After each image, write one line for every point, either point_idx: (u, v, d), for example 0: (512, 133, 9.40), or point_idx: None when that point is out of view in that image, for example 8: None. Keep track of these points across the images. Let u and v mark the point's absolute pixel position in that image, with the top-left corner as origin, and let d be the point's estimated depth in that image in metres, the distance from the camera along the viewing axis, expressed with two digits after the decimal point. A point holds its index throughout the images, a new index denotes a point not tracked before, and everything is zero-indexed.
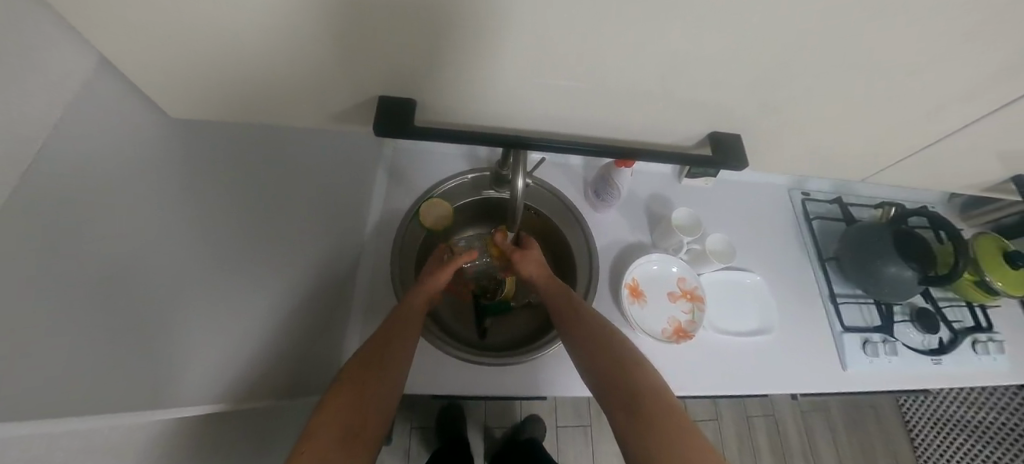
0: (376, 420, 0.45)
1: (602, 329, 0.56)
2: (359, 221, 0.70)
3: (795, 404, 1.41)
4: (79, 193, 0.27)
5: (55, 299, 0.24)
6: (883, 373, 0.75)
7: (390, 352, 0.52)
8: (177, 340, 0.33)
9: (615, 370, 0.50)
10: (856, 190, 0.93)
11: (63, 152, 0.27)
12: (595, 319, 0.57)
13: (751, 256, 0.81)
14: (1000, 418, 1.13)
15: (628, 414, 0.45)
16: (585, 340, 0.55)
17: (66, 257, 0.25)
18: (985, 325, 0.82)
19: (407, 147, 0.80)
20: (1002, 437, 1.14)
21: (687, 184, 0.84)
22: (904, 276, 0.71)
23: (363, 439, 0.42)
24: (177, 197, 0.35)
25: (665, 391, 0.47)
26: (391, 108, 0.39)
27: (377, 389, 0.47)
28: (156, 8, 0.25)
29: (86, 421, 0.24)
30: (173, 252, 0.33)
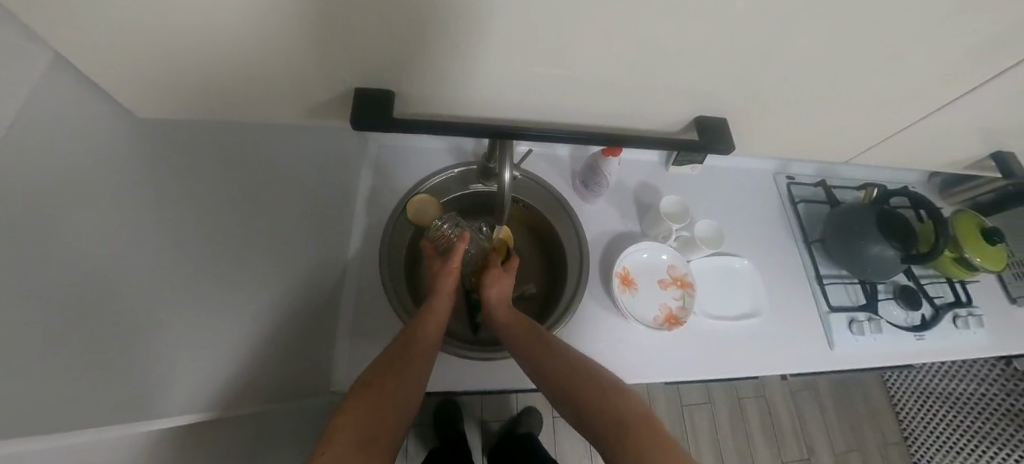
0: (396, 423, 0.45)
1: (571, 359, 0.54)
2: (344, 219, 0.68)
3: (785, 384, 1.44)
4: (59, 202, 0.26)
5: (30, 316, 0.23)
6: (869, 351, 0.77)
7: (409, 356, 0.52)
8: (155, 348, 0.31)
9: (593, 400, 0.48)
10: (840, 172, 0.94)
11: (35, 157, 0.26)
12: (564, 349, 0.56)
13: (739, 241, 0.81)
14: (979, 388, 1.18)
15: (616, 434, 0.44)
16: (557, 371, 0.53)
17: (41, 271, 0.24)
18: (965, 299, 0.85)
19: (391, 142, 0.79)
20: (978, 405, 1.19)
21: (675, 172, 0.84)
22: (887, 256, 0.73)
23: (382, 442, 0.42)
24: (151, 200, 0.34)
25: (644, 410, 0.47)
26: (369, 100, 0.38)
27: (398, 391, 0.47)
28: (122, 9, 0.24)
29: (78, 439, 0.24)
30: (151, 260, 0.32)
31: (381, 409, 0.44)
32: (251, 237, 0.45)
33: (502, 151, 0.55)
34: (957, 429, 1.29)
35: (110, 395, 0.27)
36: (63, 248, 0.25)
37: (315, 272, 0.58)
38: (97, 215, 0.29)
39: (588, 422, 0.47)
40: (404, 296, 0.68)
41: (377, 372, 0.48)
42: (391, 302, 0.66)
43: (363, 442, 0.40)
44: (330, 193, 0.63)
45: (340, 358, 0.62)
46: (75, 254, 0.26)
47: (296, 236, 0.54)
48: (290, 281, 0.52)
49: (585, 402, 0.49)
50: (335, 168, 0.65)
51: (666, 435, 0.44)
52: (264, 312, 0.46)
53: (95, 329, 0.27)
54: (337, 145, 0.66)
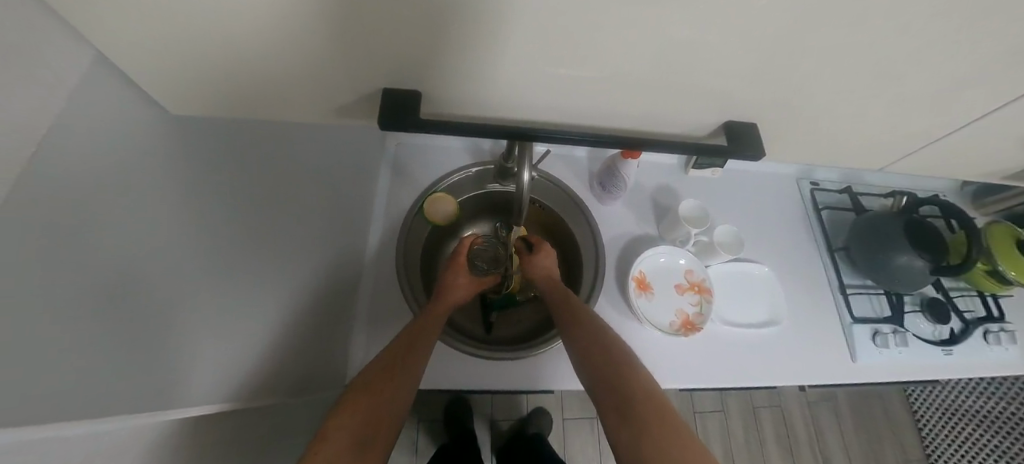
0: (389, 426, 0.45)
1: (598, 332, 0.58)
2: (362, 216, 0.69)
3: (801, 395, 1.41)
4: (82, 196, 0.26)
5: (71, 306, 0.24)
6: (893, 364, 0.74)
7: (410, 359, 0.52)
8: (175, 340, 0.32)
9: (609, 374, 0.52)
10: (867, 179, 0.91)
11: (63, 150, 0.26)
12: (594, 321, 0.59)
13: (759, 247, 0.79)
14: (1009, 407, 1.13)
15: (625, 414, 0.47)
16: (583, 341, 0.57)
17: (81, 262, 0.25)
18: (998, 314, 0.81)
19: (410, 141, 0.80)
20: (1007, 425, 1.14)
21: (694, 176, 0.83)
22: (915, 267, 0.70)
23: (374, 446, 0.42)
24: (175, 195, 0.34)
25: (656, 397, 0.49)
26: (393, 101, 0.38)
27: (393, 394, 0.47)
28: (158, 10, 0.25)
29: (115, 423, 0.25)
30: (179, 253, 0.33)
31: (376, 412, 0.44)
32: (274, 232, 0.46)
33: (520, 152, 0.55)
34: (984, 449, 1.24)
35: (128, 385, 0.27)
36: (84, 242, 0.26)
37: (332, 268, 0.59)
38: (122, 208, 0.29)
39: (603, 393, 0.50)
40: (420, 294, 0.69)
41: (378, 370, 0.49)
42: (408, 300, 0.67)
43: (358, 445, 0.41)
44: (350, 190, 0.64)
45: (354, 354, 0.63)
46: (97, 248, 0.26)
47: (315, 233, 0.54)
48: (309, 277, 0.53)
49: (603, 370, 0.53)
50: (355, 166, 0.66)
51: (675, 422, 0.45)
52: (284, 307, 0.47)
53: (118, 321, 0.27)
54: (358, 143, 0.66)
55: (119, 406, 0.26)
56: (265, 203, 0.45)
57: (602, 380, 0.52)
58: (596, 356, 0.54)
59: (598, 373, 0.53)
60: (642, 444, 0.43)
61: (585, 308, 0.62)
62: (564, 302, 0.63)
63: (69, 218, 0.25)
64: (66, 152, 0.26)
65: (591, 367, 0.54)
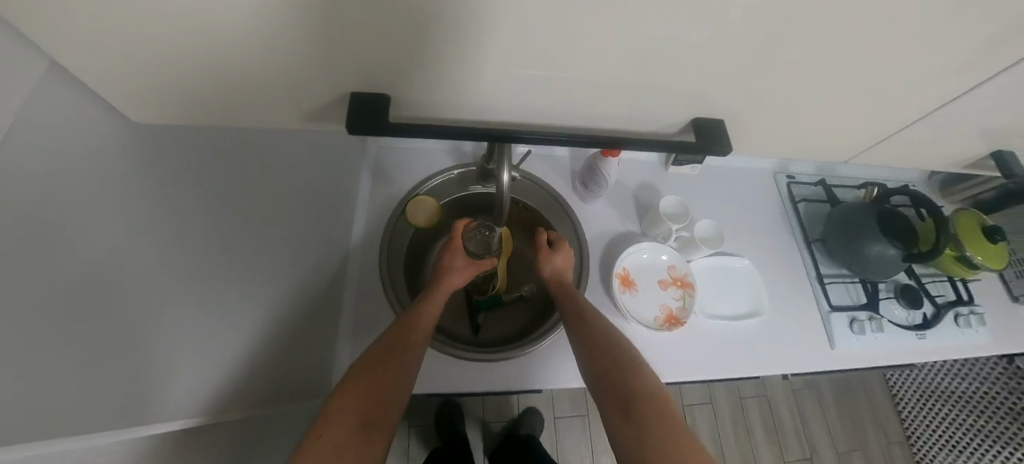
0: (385, 422, 0.46)
1: (601, 325, 0.59)
2: (344, 221, 0.68)
3: (786, 383, 1.44)
4: (43, 209, 0.25)
5: (35, 324, 0.23)
6: (870, 350, 0.77)
7: (403, 353, 0.52)
8: (144, 355, 0.31)
9: (611, 367, 0.54)
10: (840, 171, 0.93)
11: (26, 162, 0.25)
12: (597, 314, 0.61)
13: (739, 241, 0.81)
14: (986, 387, 1.16)
15: (624, 406, 0.50)
16: (587, 334, 0.58)
17: (48, 278, 0.24)
18: (967, 297, 0.85)
19: (391, 144, 0.79)
20: (982, 405, 1.19)
21: (674, 172, 0.84)
22: (887, 255, 0.73)
23: (371, 441, 0.43)
24: (145, 207, 0.34)
25: (655, 390, 0.51)
26: (361, 104, 0.38)
27: (387, 390, 0.47)
28: (119, 20, 0.24)
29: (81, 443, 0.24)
30: (150, 266, 0.33)
31: (372, 407, 0.45)
32: (250, 242, 0.45)
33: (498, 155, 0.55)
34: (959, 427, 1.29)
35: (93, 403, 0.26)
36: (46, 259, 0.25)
37: (313, 276, 0.58)
38: (84, 221, 0.28)
39: (604, 385, 0.53)
40: (404, 296, 0.69)
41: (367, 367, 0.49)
42: (391, 303, 0.66)
43: (357, 437, 0.42)
44: (329, 197, 0.63)
45: (337, 362, 0.62)
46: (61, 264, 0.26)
47: (293, 241, 0.54)
48: (287, 284, 0.52)
49: (606, 363, 0.55)
50: (335, 171, 0.65)
51: (671, 416, 0.48)
52: (262, 317, 0.46)
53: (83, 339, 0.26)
54: (336, 147, 0.65)
55: (83, 426, 0.25)
56: (239, 212, 0.44)
57: (604, 373, 0.54)
58: (599, 350, 0.56)
59: (601, 367, 0.54)
60: (638, 438, 0.46)
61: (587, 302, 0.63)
62: (568, 296, 0.64)
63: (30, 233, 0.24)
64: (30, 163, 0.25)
65: (593, 360, 0.56)
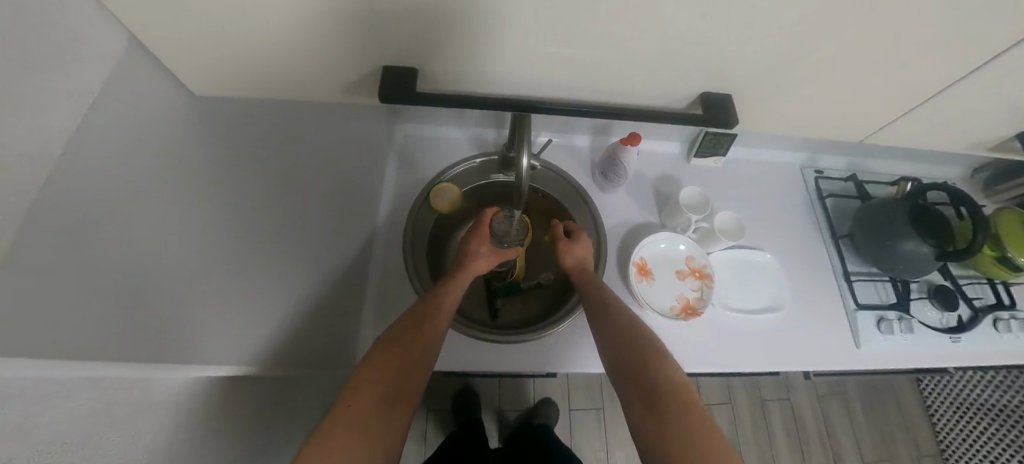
0: (414, 391, 0.49)
1: (624, 316, 0.60)
2: (371, 203, 0.72)
3: (811, 387, 1.40)
4: (111, 165, 0.29)
5: (117, 261, 0.27)
6: (898, 350, 0.74)
7: (430, 330, 0.55)
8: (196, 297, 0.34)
9: (634, 356, 0.55)
10: (873, 167, 0.90)
11: (113, 122, 0.29)
12: (620, 305, 0.62)
13: (761, 235, 0.80)
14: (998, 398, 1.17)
15: (648, 394, 0.50)
16: (610, 324, 0.59)
17: (123, 222, 0.28)
18: (1008, 301, 0.80)
19: (417, 132, 0.82)
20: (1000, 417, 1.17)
21: (695, 165, 0.84)
22: (921, 253, 0.70)
23: (401, 406, 0.47)
24: (203, 172, 0.38)
25: (680, 380, 0.52)
26: (397, 77, 0.41)
27: (415, 361, 0.51)
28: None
29: (147, 373, 0.28)
30: (207, 224, 0.37)
31: (404, 377, 0.49)
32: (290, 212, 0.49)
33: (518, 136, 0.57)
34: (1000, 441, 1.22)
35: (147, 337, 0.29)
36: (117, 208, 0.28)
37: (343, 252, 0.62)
38: (154, 179, 0.32)
39: (626, 373, 0.54)
40: (425, 277, 0.72)
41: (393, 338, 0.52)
42: (412, 282, 0.69)
43: (388, 403, 0.46)
44: (360, 180, 0.66)
45: (362, 335, 0.66)
46: (126, 214, 0.29)
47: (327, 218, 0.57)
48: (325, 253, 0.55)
49: (629, 352, 0.55)
50: (366, 156, 0.69)
51: (698, 406, 0.48)
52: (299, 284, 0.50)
53: (149, 279, 0.29)
54: (368, 133, 0.69)
55: (152, 360, 0.29)
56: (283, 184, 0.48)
57: (626, 362, 0.55)
58: (622, 340, 0.57)
59: (624, 355, 0.55)
60: (661, 425, 0.47)
61: (611, 293, 0.64)
62: (590, 286, 0.66)
63: (104, 185, 0.27)
64: (108, 124, 0.29)
65: (616, 349, 0.57)
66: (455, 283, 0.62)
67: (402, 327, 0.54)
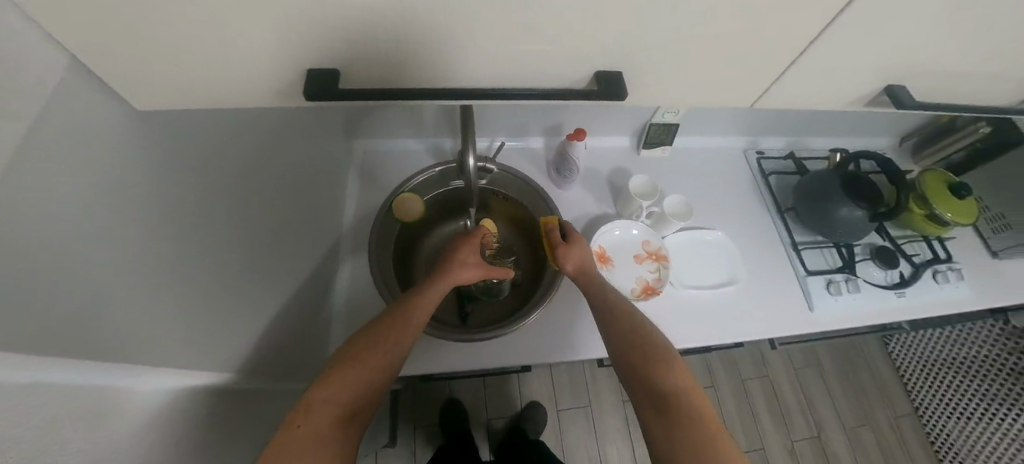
0: (370, 403, 0.48)
1: (635, 325, 0.59)
2: (332, 216, 0.74)
3: (788, 362, 1.44)
4: (102, 188, 0.32)
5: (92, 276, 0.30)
6: (850, 310, 0.79)
7: (394, 341, 0.53)
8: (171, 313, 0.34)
9: (648, 369, 0.53)
10: (809, 144, 0.96)
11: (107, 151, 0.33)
12: (631, 314, 0.60)
13: (713, 215, 0.84)
14: (993, 351, 1.16)
15: (664, 411, 0.50)
16: (622, 336, 0.58)
17: (103, 239, 0.31)
18: (944, 255, 0.86)
19: (376, 148, 0.86)
20: (1002, 368, 1.15)
21: (645, 155, 0.88)
22: (855, 216, 0.76)
23: (354, 421, 0.45)
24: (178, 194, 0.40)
25: (695, 392, 0.52)
26: (326, 75, 0.32)
27: (376, 369, 0.50)
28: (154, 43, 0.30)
29: (96, 380, 0.30)
30: (174, 242, 0.39)
31: (361, 389, 0.47)
32: (246, 227, 0.51)
33: (463, 128, 0.58)
34: (997, 406, 1.19)
35: (105, 356, 0.30)
36: (104, 227, 0.31)
37: (303, 266, 0.64)
38: (135, 200, 0.35)
39: (640, 387, 0.53)
40: (393, 286, 0.72)
41: (363, 345, 0.51)
42: (380, 292, 0.70)
43: (341, 418, 0.44)
44: (320, 195, 0.69)
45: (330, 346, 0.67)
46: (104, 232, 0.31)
47: (281, 235, 0.59)
48: (276, 274, 0.56)
49: (643, 365, 0.54)
50: (324, 173, 0.72)
51: (712, 418, 0.49)
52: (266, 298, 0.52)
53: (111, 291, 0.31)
54: (325, 151, 0.72)
55: (113, 363, 0.31)
56: (238, 202, 0.50)
57: (641, 375, 0.54)
58: (637, 352, 0.55)
59: (637, 367, 0.54)
60: (678, 442, 0.47)
61: (619, 301, 0.63)
62: (598, 292, 0.64)
63: (92, 208, 0.30)
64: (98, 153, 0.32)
65: (629, 360, 0.55)
66: (434, 288, 0.61)
67: (383, 329, 0.53)
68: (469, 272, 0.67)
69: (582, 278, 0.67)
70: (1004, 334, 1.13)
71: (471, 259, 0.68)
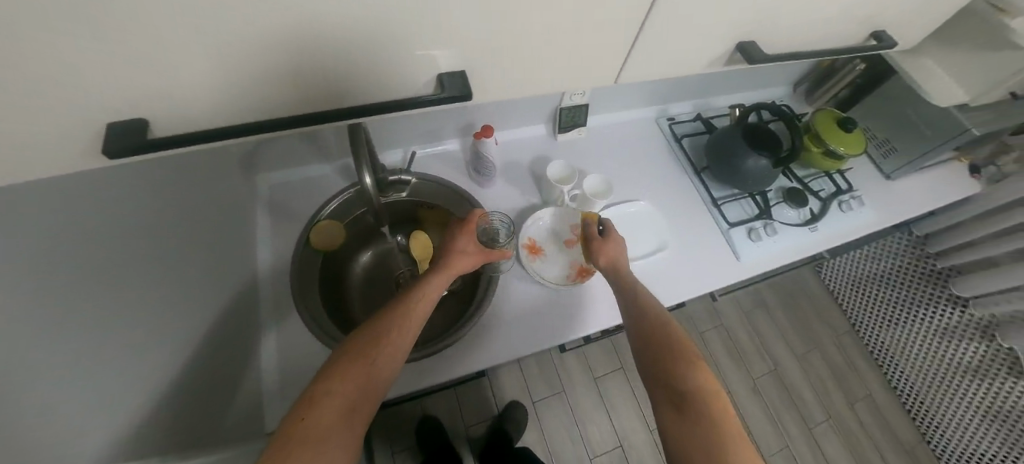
0: (375, 399, 0.47)
1: (660, 319, 0.60)
2: (246, 260, 0.69)
3: (738, 307, 1.53)
4: None
5: None
6: (771, 252, 0.84)
7: (400, 336, 0.51)
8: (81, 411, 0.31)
9: (671, 364, 0.55)
10: (714, 102, 1.01)
11: None
12: (656, 309, 0.62)
13: (635, 186, 0.86)
14: (911, 259, 1.31)
15: (682, 406, 0.51)
16: (648, 330, 0.59)
17: None
18: (845, 186, 0.94)
19: (283, 178, 0.80)
20: (923, 271, 1.29)
21: (563, 139, 0.89)
22: (760, 165, 0.81)
23: (359, 417, 0.45)
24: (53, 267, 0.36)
25: (717, 390, 0.53)
26: (132, 127, 0.24)
27: (381, 365, 0.49)
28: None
29: None
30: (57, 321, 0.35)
31: (366, 384, 0.47)
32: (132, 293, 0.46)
33: (355, 145, 0.53)
34: (927, 306, 1.32)
35: None
36: None
37: (227, 318, 0.59)
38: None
39: (661, 382, 0.54)
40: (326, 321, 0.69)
41: (369, 340, 0.50)
42: (309, 328, 0.67)
43: (346, 413, 0.44)
44: (228, 239, 0.64)
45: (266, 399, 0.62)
46: None
47: (197, 289, 0.54)
48: (199, 337, 0.51)
49: (665, 360, 0.56)
50: (228, 215, 0.66)
51: (727, 413, 0.51)
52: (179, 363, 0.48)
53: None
54: (225, 192, 0.66)
55: None
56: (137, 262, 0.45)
57: (663, 371, 0.55)
58: (662, 347, 0.57)
59: (659, 361, 0.56)
60: (693, 437, 0.48)
61: (648, 296, 0.64)
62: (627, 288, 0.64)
63: None
64: None
65: (652, 354, 0.57)
66: (436, 278, 0.59)
67: (384, 330, 0.51)
68: (471, 259, 0.64)
69: (614, 275, 0.67)
70: (916, 240, 1.28)
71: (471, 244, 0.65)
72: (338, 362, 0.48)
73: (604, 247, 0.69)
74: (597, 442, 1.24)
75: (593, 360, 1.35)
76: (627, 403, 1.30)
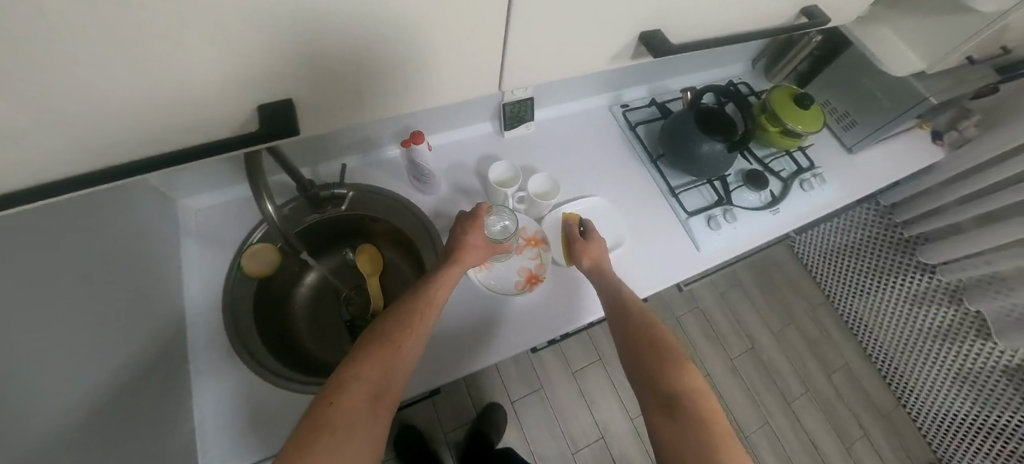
0: (400, 388, 0.46)
1: (644, 316, 0.58)
2: (173, 292, 0.64)
3: (714, 289, 1.53)
4: None
5: None
6: (732, 239, 0.81)
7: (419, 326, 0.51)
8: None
9: (656, 360, 0.53)
10: (670, 85, 0.97)
11: None
12: (640, 306, 0.60)
13: (589, 181, 0.83)
14: (878, 229, 1.31)
15: (669, 405, 0.48)
16: (630, 328, 0.57)
17: None
18: (806, 164, 0.91)
19: (208, 202, 0.75)
20: (891, 239, 1.29)
21: (510, 136, 0.84)
22: (714, 151, 0.77)
23: (386, 404, 0.44)
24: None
25: (706, 391, 0.50)
26: None
27: (402, 353, 0.48)
28: None
29: None
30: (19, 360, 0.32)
31: (390, 372, 0.46)
32: None
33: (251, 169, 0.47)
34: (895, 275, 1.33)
35: None
36: None
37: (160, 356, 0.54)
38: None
39: (646, 381, 0.51)
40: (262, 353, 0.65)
41: (393, 328, 0.49)
42: (243, 360, 0.63)
43: (373, 398, 0.43)
44: (153, 270, 0.59)
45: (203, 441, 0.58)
46: None
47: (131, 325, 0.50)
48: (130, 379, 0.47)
49: (649, 357, 0.53)
50: (152, 244, 0.61)
51: (719, 414, 0.48)
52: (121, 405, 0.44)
53: None
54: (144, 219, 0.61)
55: None
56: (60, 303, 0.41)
57: (648, 370, 0.52)
58: (647, 344, 0.55)
59: (644, 359, 0.53)
60: (683, 438, 0.45)
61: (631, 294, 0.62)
62: (610, 286, 0.63)
63: None
64: None
65: (636, 351, 0.55)
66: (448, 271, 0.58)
67: (399, 322, 0.50)
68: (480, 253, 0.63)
69: (596, 275, 0.65)
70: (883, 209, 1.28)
71: (480, 239, 0.63)
72: (362, 347, 0.47)
73: (588, 248, 0.67)
74: (577, 436, 1.23)
75: (571, 354, 1.34)
76: (606, 395, 1.29)
